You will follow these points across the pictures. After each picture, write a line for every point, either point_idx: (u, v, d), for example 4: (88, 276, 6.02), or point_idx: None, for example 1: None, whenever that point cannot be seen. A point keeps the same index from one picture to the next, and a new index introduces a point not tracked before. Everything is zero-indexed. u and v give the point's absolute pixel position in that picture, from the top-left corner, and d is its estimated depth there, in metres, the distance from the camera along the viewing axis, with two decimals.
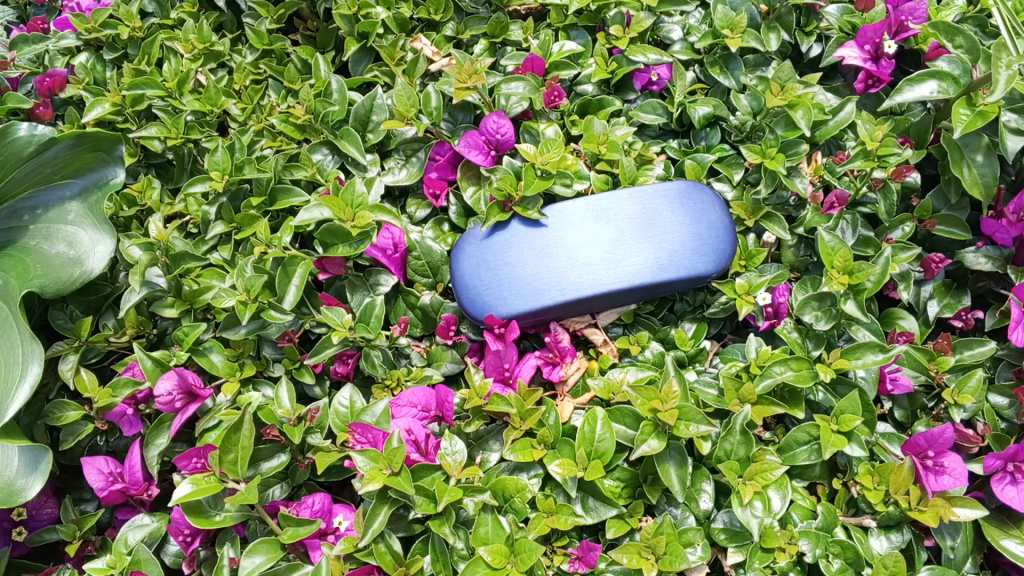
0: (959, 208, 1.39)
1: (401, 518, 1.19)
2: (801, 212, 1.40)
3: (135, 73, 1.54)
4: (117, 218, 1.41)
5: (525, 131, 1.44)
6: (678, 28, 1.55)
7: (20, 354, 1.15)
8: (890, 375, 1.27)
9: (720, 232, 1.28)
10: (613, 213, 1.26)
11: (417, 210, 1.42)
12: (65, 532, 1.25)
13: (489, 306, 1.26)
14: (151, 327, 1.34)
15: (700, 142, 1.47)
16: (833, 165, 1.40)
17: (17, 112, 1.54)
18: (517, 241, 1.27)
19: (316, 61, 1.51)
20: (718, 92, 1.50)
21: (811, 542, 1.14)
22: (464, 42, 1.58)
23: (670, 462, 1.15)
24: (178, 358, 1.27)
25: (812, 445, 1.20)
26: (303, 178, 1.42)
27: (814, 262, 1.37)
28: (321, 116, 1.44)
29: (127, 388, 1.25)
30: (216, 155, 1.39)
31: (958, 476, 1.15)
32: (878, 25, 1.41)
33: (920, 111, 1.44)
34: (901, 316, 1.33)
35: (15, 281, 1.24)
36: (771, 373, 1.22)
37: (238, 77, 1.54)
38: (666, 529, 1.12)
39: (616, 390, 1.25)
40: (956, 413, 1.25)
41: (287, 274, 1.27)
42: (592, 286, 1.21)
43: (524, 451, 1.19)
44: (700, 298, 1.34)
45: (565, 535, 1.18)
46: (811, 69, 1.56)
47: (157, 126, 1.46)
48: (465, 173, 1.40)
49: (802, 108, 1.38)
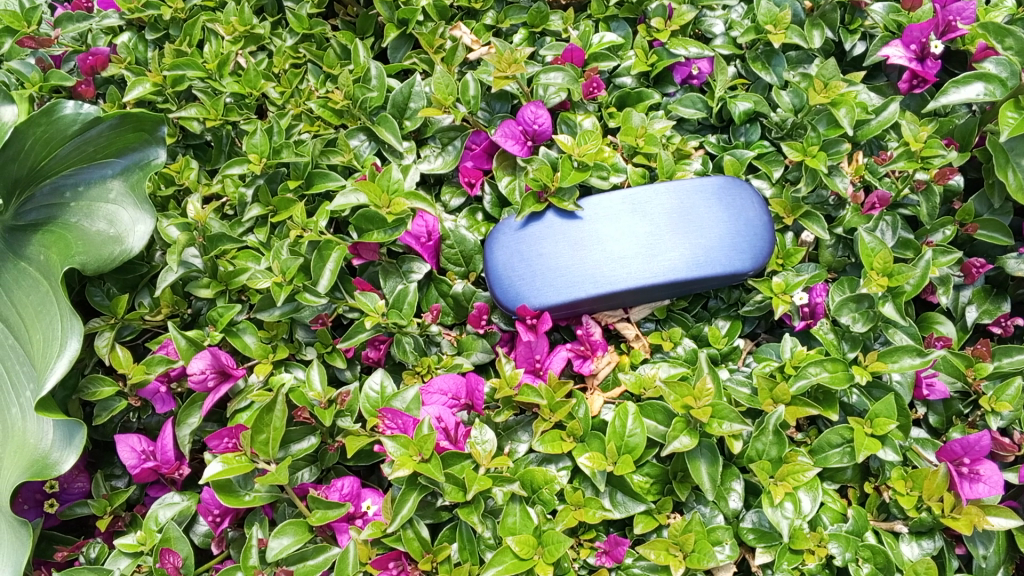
0: (1003, 213, 1.37)
1: (428, 505, 1.18)
2: (841, 211, 1.38)
3: (176, 54, 1.55)
4: (154, 198, 1.42)
5: (562, 122, 1.43)
6: (720, 21, 1.53)
7: (60, 330, 1.17)
8: (927, 380, 1.26)
9: (758, 230, 1.27)
10: (649, 208, 1.26)
11: (452, 199, 1.42)
12: (95, 507, 1.26)
13: (522, 297, 1.25)
14: (185, 307, 1.34)
15: (740, 138, 1.45)
16: (875, 165, 1.38)
17: (59, 90, 1.55)
18: (552, 233, 1.27)
19: (355, 46, 1.50)
20: (759, 88, 1.48)
21: (841, 546, 1.14)
22: (504, 31, 1.56)
23: (701, 459, 1.14)
24: (212, 339, 1.27)
25: (845, 447, 1.19)
26: (340, 163, 1.42)
27: (852, 263, 1.36)
28: (360, 102, 1.44)
29: (161, 365, 1.26)
30: (255, 138, 1.39)
31: (993, 485, 1.14)
32: (925, 24, 1.39)
33: (966, 113, 1.42)
34: (938, 321, 1.32)
35: (56, 257, 1.25)
36: (806, 374, 1.21)
37: (278, 60, 1.54)
38: (695, 527, 1.11)
39: (647, 385, 1.24)
40: (993, 421, 1.24)
41: (322, 258, 1.28)
42: (626, 279, 1.21)
43: (553, 443, 1.18)
44: (735, 296, 1.33)
45: (592, 529, 1.17)
46: (854, 67, 1.54)
47: (196, 107, 1.46)
48: (501, 163, 1.40)
49: (845, 107, 1.36)
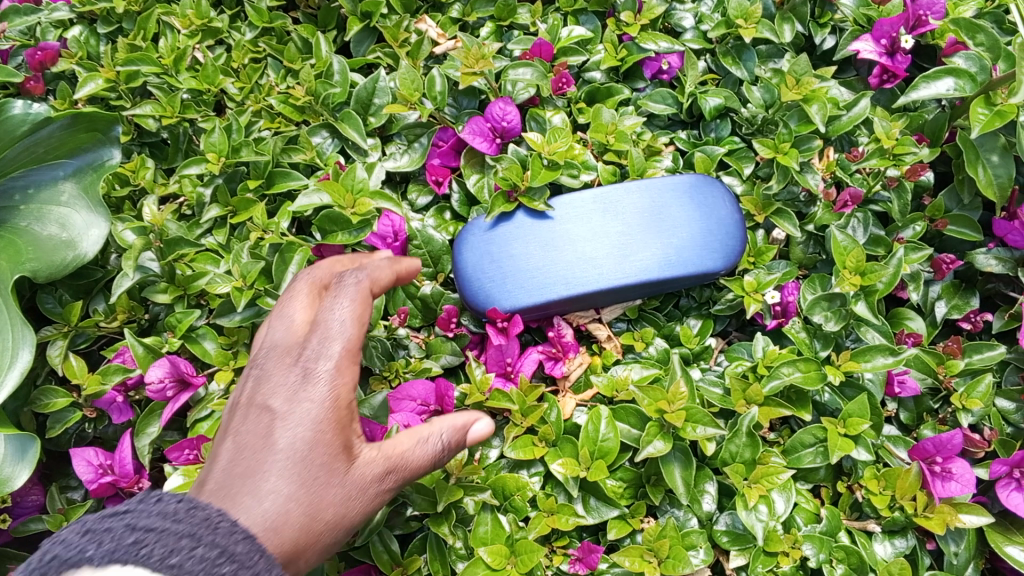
0: (972, 208, 1.37)
1: (398, 515, 1.13)
2: (812, 208, 1.37)
3: (130, 48, 1.49)
4: (108, 198, 1.37)
5: (531, 118, 1.40)
6: (690, 15, 1.51)
7: (9, 338, 1.12)
8: (898, 378, 1.25)
9: (729, 228, 1.26)
10: (621, 207, 1.23)
11: (418, 197, 1.38)
12: (50, 522, 1.21)
13: (491, 299, 1.22)
14: (142, 312, 1.30)
15: (710, 133, 1.43)
16: (846, 161, 1.37)
17: (7, 86, 1.48)
18: (523, 233, 1.24)
19: (317, 39, 1.46)
20: (729, 83, 1.46)
21: (815, 547, 1.13)
22: (470, 24, 1.53)
23: (675, 463, 1.13)
24: (171, 345, 1.24)
25: (818, 447, 1.19)
26: (302, 161, 1.38)
27: (822, 260, 1.35)
28: (322, 98, 1.40)
29: (117, 374, 1.22)
30: (214, 136, 1.34)
31: (965, 482, 1.14)
32: (895, 19, 1.37)
33: (935, 108, 1.41)
34: (909, 317, 1.31)
35: (5, 263, 1.19)
36: (779, 374, 1.20)
37: (237, 55, 1.49)
38: (669, 533, 1.10)
39: (620, 387, 1.23)
40: (964, 418, 1.23)
41: (285, 261, 1.24)
42: (598, 281, 1.19)
43: (525, 448, 1.17)
44: (707, 295, 1.31)
45: (565, 535, 1.15)
46: (824, 61, 1.52)
47: (152, 104, 1.41)
48: (469, 160, 1.37)
49: (816, 103, 1.36)
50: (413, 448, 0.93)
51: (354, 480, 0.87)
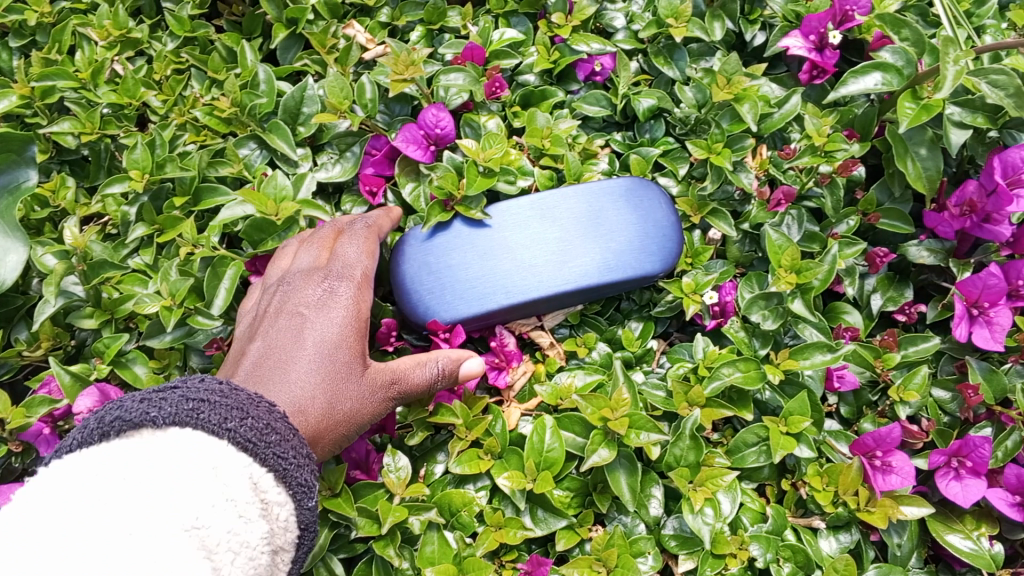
0: (903, 201, 1.39)
1: (343, 537, 1.13)
2: (747, 206, 1.38)
3: (44, 62, 1.43)
4: (27, 221, 1.32)
5: (465, 124, 1.38)
6: (621, 15, 1.50)
7: None
8: (838, 373, 1.24)
9: (667, 230, 1.25)
10: (558, 213, 1.22)
11: (353, 207, 1.35)
12: None
13: (431, 311, 1.21)
14: (67, 339, 1.25)
15: (645, 134, 1.42)
16: (780, 160, 1.39)
17: None
18: (461, 242, 1.23)
19: (241, 48, 1.42)
20: (662, 83, 1.46)
21: (762, 547, 1.14)
22: (400, 28, 1.50)
23: (620, 470, 1.13)
24: (99, 372, 1.19)
25: (761, 446, 1.20)
26: (229, 175, 1.35)
27: (759, 258, 1.36)
28: (248, 108, 1.36)
29: (43, 406, 1.17)
30: (136, 152, 1.30)
31: (905, 475, 1.14)
32: (823, 15, 1.38)
33: (864, 102, 1.43)
34: (845, 311, 1.32)
35: None
36: (720, 375, 1.20)
37: (158, 66, 1.44)
38: (617, 541, 1.10)
39: (564, 395, 1.22)
40: (901, 410, 1.26)
41: (217, 276, 1.21)
42: (539, 288, 1.18)
43: (471, 462, 1.15)
44: (646, 297, 1.31)
45: (513, 549, 1.14)
46: (755, 58, 1.53)
47: (70, 121, 1.36)
48: (404, 169, 1.34)
49: (748, 102, 1.35)
50: (413, 370, 1.08)
51: (363, 381, 1.05)
